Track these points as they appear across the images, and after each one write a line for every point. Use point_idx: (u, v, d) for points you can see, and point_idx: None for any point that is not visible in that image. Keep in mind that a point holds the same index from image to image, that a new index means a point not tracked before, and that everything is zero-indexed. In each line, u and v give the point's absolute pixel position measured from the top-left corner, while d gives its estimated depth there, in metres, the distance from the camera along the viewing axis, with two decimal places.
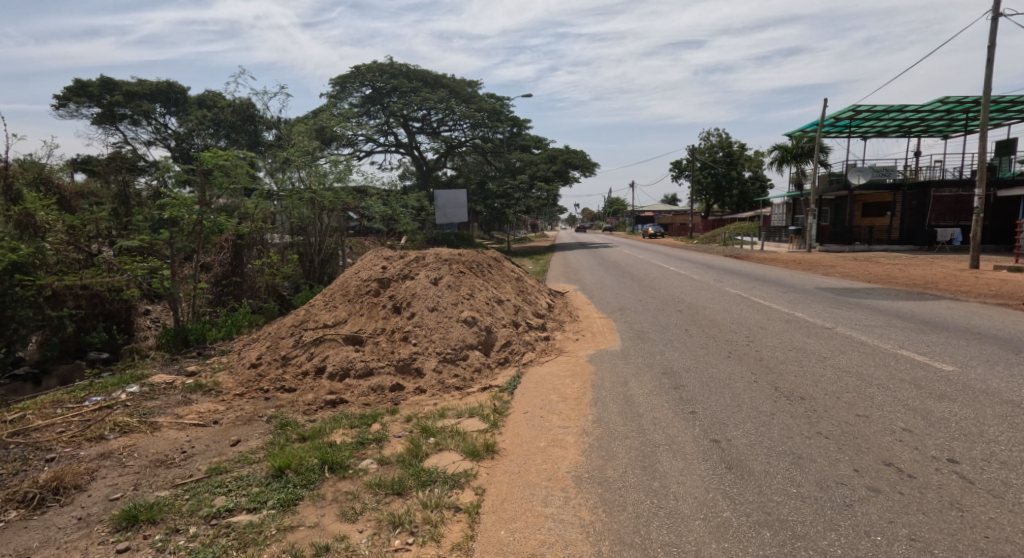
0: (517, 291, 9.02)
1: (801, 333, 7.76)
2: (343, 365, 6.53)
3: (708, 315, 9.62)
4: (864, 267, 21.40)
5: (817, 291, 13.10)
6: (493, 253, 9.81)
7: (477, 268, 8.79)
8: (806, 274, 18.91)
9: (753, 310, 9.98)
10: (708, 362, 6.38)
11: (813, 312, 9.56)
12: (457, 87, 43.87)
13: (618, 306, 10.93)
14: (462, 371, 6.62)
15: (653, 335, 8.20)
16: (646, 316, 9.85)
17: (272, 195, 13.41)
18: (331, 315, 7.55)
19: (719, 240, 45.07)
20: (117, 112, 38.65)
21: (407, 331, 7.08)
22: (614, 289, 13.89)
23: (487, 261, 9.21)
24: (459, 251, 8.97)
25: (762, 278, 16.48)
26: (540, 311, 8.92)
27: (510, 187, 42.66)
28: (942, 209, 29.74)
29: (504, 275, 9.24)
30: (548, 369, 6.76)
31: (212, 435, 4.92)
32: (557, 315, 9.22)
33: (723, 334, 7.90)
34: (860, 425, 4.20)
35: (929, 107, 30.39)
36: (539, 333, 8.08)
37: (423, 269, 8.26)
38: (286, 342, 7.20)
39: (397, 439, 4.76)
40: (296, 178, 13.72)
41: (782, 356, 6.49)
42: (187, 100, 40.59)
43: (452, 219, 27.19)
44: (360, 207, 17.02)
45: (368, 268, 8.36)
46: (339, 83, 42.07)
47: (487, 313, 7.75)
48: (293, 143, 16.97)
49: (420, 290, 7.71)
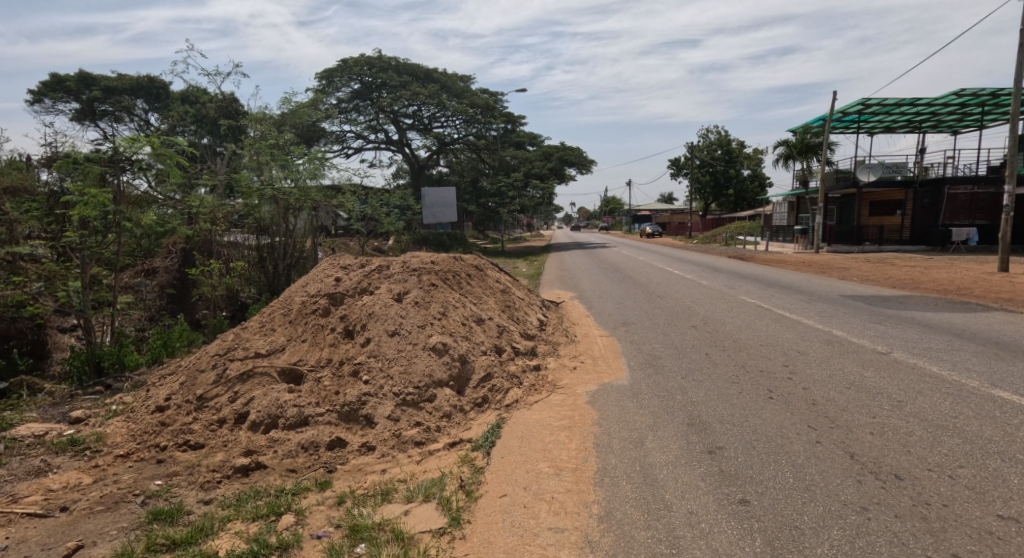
0: (503, 306, 7.56)
1: (849, 360, 6.29)
2: (271, 411, 4.99)
3: (729, 333, 8.17)
4: (882, 270, 20.03)
5: (845, 301, 11.64)
6: (474, 260, 8.30)
7: (454, 280, 7.32)
8: (823, 278, 17.49)
9: (780, 325, 8.53)
10: (746, 408, 4.90)
11: (852, 329, 8.12)
12: (449, 82, 42.32)
13: (623, 321, 9.48)
14: (427, 419, 5.14)
15: (667, 362, 6.73)
16: (655, 334, 8.39)
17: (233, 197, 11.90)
18: (265, 341, 6.01)
19: (720, 239, 43.65)
20: (97, 108, 36.72)
21: (359, 363, 5.59)
22: (617, 298, 12.45)
23: (465, 270, 7.72)
24: (431, 260, 7.46)
25: (778, 283, 15.04)
26: (530, 329, 7.45)
27: (505, 185, 41.14)
28: (956, 208, 28.40)
29: (486, 287, 7.77)
30: (537, 412, 5.27)
31: (47, 533, 3.45)
32: (550, 334, 7.75)
33: (753, 362, 6.44)
34: (1016, 543, 2.74)
35: (942, 101, 29.03)
36: (527, 361, 6.57)
37: (386, 282, 6.76)
38: (205, 377, 5.65)
39: (315, 545, 3.26)
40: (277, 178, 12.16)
41: (840, 397, 5.01)
42: (169, 96, 38.69)
43: (442, 219, 25.67)
44: (337, 206, 15.52)
45: (318, 281, 6.84)
46: (325, 77, 40.55)
47: (463, 336, 6.29)
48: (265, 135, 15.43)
49: (381, 309, 6.23)
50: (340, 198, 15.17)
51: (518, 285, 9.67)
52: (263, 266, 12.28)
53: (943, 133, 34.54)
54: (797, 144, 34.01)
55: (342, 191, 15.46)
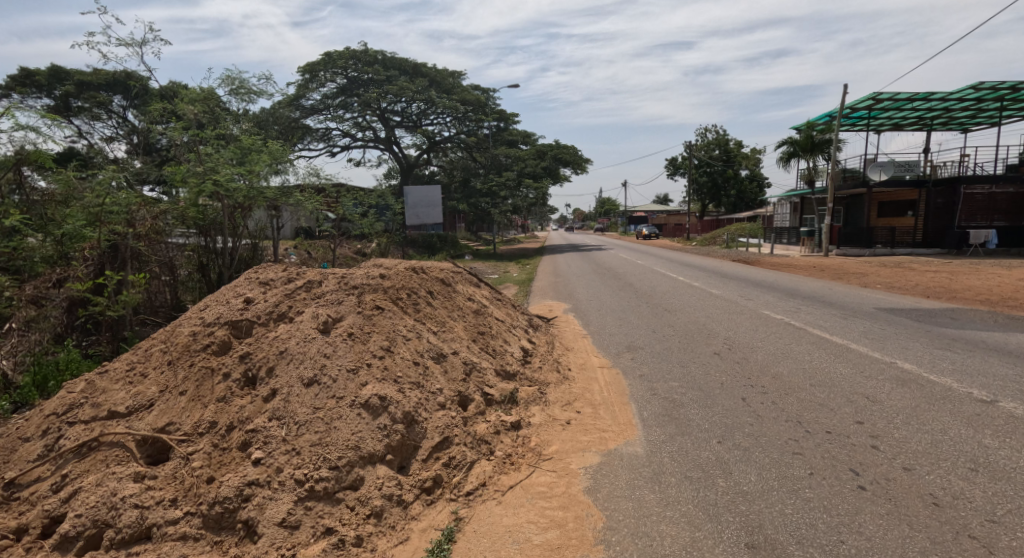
0: (475, 333, 5.82)
1: (943, 412, 4.59)
2: (98, 515, 3.21)
3: (763, 365, 6.49)
4: (903, 276, 18.45)
5: (883, 316, 10.00)
6: (441, 273, 6.54)
7: (411, 300, 5.56)
8: (844, 286, 15.82)
9: (824, 354, 6.85)
10: (837, 518, 3.15)
11: (918, 358, 6.44)
12: (439, 76, 40.53)
13: (628, 346, 7.78)
14: (344, 523, 3.40)
15: (692, 413, 5.00)
16: (669, 365, 6.69)
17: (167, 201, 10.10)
18: (127, 392, 4.20)
19: (720, 242, 42.05)
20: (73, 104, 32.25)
21: (253, 429, 3.79)
22: (619, 313, 10.75)
23: (426, 286, 5.94)
24: (381, 273, 5.68)
25: (798, 293, 13.37)
26: (510, 363, 5.71)
27: (496, 184, 39.47)
28: (973, 209, 26.94)
29: (455, 308, 6.03)
30: (511, 510, 3.55)
31: None
32: (536, 367, 6.01)
33: (811, 415, 4.71)
34: None
35: (956, 96, 27.50)
36: (503, 414, 4.81)
37: (313, 306, 4.98)
38: (28, 451, 3.87)
39: None
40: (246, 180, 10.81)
41: (976, 493, 3.28)
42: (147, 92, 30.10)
43: (427, 220, 23.97)
44: (302, 206, 13.80)
45: (222, 302, 5.03)
46: (308, 71, 38.66)
47: (414, 383, 4.53)
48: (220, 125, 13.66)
49: (298, 345, 4.44)
50: (305, 197, 13.42)
51: (498, 300, 7.93)
52: (203, 275, 10.68)
53: (953, 130, 33.06)
54: (802, 142, 32.29)
55: (306, 188, 13.66)
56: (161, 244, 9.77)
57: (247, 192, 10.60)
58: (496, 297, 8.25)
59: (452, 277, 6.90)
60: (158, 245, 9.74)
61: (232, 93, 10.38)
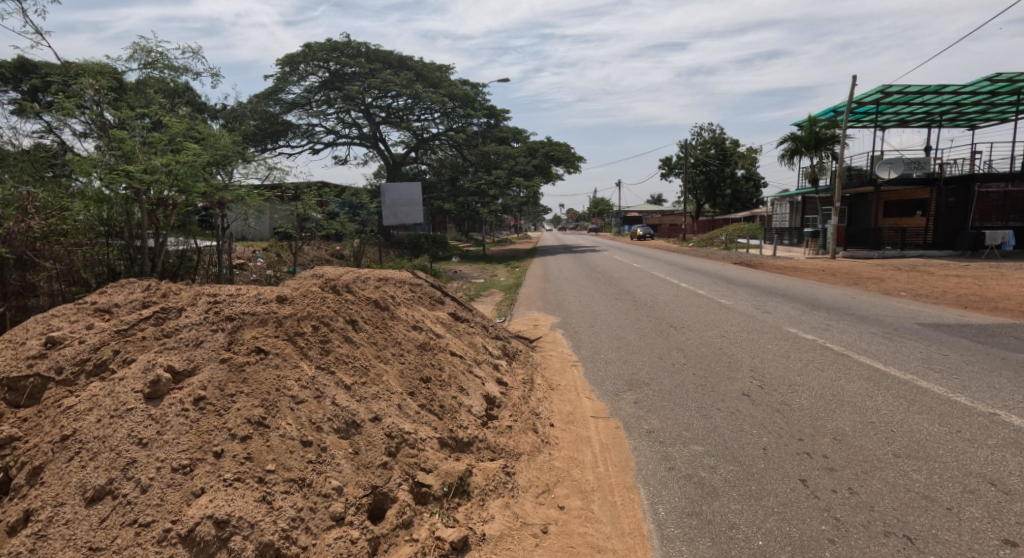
0: (417, 381, 4.09)
1: None
2: None
3: (814, 415, 4.81)
4: (926, 282, 16.91)
5: (931, 333, 8.38)
6: (374, 293, 4.80)
7: (319, 335, 3.82)
8: (865, 293, 14.26)
9: (890, 397, 5.17)
10: None
11: (1022, 405, 4.79)
12: (425, 69, 38.68)
13: (629, 385, 6.09)
14: None
15: (733, 512, 3.32)
16: (686, 416, 5.02)
17: (70, 197, 8.42)
18: None
19: (717, 243, 40.52)
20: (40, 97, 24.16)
21: None
22: (616, 331, 9.10)
23: (346, 313, 4.20)
24: (274, 298, 3.95)
25: (819, 304, 11.72)
26: (465, 425, 4.00)
27: (485, 182, 37.74)
28: (987, 209, 25.49)
29: (393, 345, 4.30)
30: None
31: None
32: (504, 428, 4.29)
33: (923, 524, 3.04)
34: None
35: (970, 89, 25.91)
36: (439, 522, 3.10)
37: (148, 351, 3.26)
38: None
39: None
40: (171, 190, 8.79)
41: None
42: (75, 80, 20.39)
43: (406, 221, 21.18)
44: (253, 206, 12.01)
45: (13, 347, 3.34)
46: (287, 64, 36.78)
47: (295, 481, 2.82)
48: (165, 100, 11.36)
49: (97, 425, 2.76)
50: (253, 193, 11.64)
51: (463, 323, 6.21)
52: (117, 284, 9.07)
53: (959, 127, 31.75)
54: (806, 138, 30.67)
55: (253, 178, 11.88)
56: (68, 249, 8.23)
57: (165, 190, 8.69)
58: (461, 319, 6.51)
59: (396, 297, 5.19)
60: (62, 250, 8.16)
61: (147, 66, 7.94)
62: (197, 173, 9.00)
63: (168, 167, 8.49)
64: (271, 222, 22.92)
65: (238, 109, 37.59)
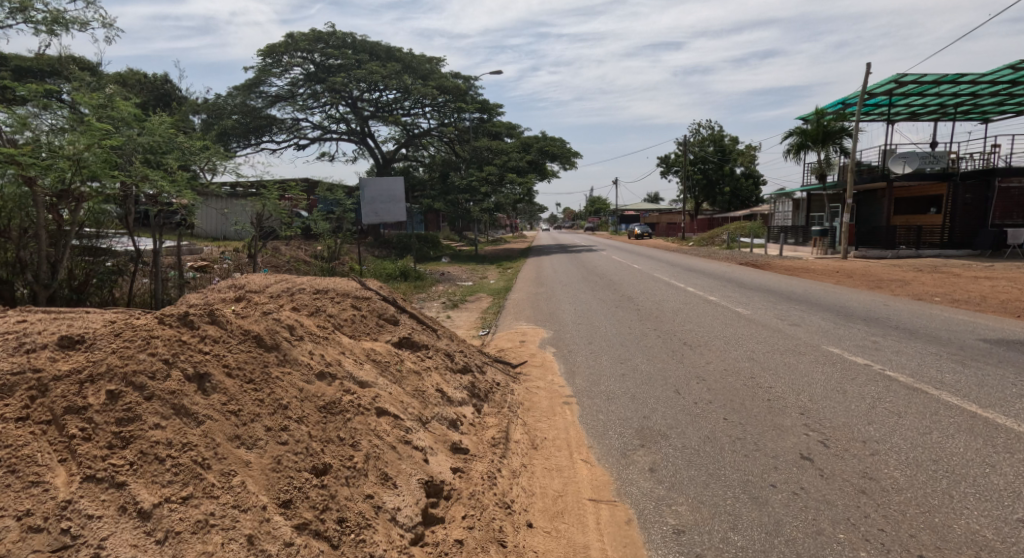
0: (301, 477, 2.48)
1: None
2: None
3: (925, 505, 3.20)
4: (953, 284, 15.42)
5: (1005, 354, 6.81)
6: (265, 324, 3.20)
7: (118, 409, 2.23)
8: (894, 300, 12.71)
9: (1023, 469, 3.56)
10: None
11: None
12: (414, 60, 36.97)
13: (641, 439, 4.49)
14: None
15: None
16: (729, 502, 3.41)
17: None
18: None
19: (719, 242, 39.03)
20: None
21: None
22: (620, 351, 7.51)
23: (189, 359, 2.60)
24: (53, 343, 2.49)
25: (853, 313, 10.13)
26: (381, 554, 2.37)
27: (477, 179, 36.04)
28: (1008, 205, 23.97)
29: (277, 412, 2.70)
30: None
31: None
32: (447, 548, 2.65)
33: None
34: None
35: (989, 78, 24.28)
36: None
37: None
38: None
39: None
40: (77, 183, 6.95)
41: None
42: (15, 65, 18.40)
43: (387, 218, 19.62)
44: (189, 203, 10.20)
45: None
46: (268, 54, 35.07)
47: None
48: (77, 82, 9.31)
49: None
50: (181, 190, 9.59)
51: (418, 358, 4.62)
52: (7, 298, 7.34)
53: (972, 120, 30.25)
54: (813, 132, 29.15)
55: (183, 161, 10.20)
56: None
57: (64, 182, 6.84)
58: (417, 351, 4.92)
59: (307, 327, 3.59)
60: None
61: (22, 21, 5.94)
62: (108, 164, 7.17)
63: (73, 150, 6.73)
64: (226, 227, 21.58)
65: (219, 104, 35.90)
